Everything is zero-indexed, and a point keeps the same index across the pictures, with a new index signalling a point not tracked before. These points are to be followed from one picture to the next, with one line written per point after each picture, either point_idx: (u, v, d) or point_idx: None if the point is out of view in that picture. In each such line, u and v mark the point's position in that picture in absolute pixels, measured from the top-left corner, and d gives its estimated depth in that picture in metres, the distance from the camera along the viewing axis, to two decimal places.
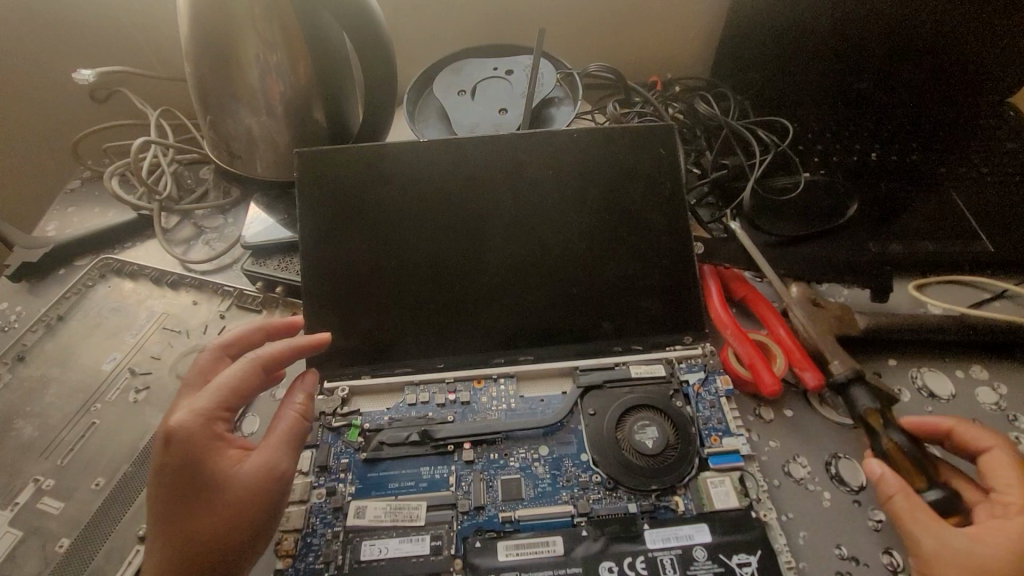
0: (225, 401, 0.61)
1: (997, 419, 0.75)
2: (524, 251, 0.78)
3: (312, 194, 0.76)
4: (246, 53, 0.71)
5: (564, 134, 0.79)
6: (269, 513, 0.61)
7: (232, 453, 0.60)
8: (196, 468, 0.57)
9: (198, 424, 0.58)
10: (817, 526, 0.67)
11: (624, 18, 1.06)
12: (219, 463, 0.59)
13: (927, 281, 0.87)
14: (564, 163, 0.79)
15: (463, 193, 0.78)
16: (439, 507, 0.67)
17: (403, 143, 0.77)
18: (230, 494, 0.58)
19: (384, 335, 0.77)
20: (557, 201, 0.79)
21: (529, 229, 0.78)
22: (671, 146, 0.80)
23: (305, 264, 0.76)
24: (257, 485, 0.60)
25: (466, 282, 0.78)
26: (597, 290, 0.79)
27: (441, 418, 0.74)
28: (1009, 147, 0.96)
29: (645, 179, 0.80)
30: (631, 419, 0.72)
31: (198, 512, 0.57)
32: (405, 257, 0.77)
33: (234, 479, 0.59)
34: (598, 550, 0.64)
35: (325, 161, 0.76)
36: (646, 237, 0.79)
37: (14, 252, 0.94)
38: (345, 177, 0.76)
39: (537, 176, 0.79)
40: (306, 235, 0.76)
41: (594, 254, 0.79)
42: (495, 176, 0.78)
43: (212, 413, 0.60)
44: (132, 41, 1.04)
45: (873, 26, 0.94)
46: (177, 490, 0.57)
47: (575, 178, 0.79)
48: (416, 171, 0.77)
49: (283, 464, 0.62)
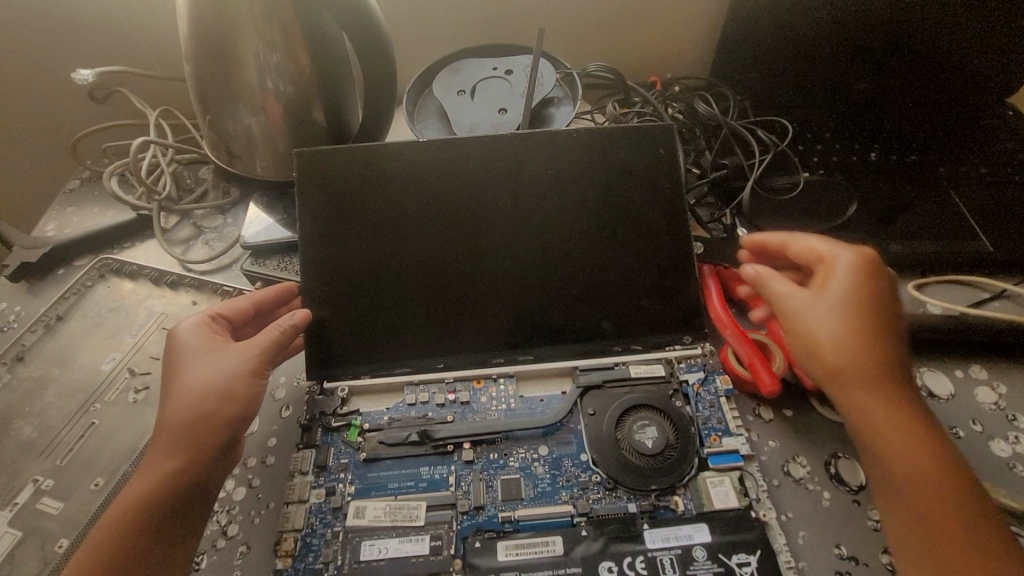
0: (216, 314, 0.75)
1: (997, 419, 0.75)
2: (523, 251, 0.78)
3: (311, 195, 0.76)
4: (245, 53, 0.71)
5: (564, 135, 0.79)
6: (235, 392, 0.67)
7: (214, 343, 0.71)
8: (181, 351, 0.69)
9: (192, 325, 0.73)
10: (817, 526, 0.67)
11: (623, 19, 1.07)
12: (202, 346, 0.70)
13: (926, 281, 0.86)
14: (564, 161, 0.79)
15: (461, 194, 0.78)
16: (439, 506, 0.68)
17: (402, 145, 0.77)
18: (205, 368, 0.67)
19: (383, 334, 0.77)
20: (557, 200, 0.79)
21: (527, 228, 0.78)
22: (671, 142, 0.80)
23: (306, 264, 0.76)
24: (222, 363, 0.68)
25: (465, 282, 0.78)
26: (597, 289, 0.79)
27: (441, 418, 0.74)
28: (1008, 147, 0.96)
29: (646, 175, 0.80)
30: (631, 419, 0.72)
31: (178, 383, 0.67)
32: (405, 256, 0.77)
33: (207, 359, 0.69)
34: (598, 550, 0.64)
35: (326, 162, 0.76)
36: (647, 234, 0.79)
37: (14, 252, 0.94)
38: (344, 178, 0.76)
39: (536, 176, 0.79)
40: (303, 235, 0.76)
41: (595, 253, 0.79)
42: (496, 176, 0.78)
43: (206, 320, 0.74)
44: (132, 41, 1.04)
45: (874, 26, 0.94)
46: (169, 364, 0.69)
47: (574, 177, 0.79)
48: (417, 171, 0.77)
49: (247, 352, 0.70)
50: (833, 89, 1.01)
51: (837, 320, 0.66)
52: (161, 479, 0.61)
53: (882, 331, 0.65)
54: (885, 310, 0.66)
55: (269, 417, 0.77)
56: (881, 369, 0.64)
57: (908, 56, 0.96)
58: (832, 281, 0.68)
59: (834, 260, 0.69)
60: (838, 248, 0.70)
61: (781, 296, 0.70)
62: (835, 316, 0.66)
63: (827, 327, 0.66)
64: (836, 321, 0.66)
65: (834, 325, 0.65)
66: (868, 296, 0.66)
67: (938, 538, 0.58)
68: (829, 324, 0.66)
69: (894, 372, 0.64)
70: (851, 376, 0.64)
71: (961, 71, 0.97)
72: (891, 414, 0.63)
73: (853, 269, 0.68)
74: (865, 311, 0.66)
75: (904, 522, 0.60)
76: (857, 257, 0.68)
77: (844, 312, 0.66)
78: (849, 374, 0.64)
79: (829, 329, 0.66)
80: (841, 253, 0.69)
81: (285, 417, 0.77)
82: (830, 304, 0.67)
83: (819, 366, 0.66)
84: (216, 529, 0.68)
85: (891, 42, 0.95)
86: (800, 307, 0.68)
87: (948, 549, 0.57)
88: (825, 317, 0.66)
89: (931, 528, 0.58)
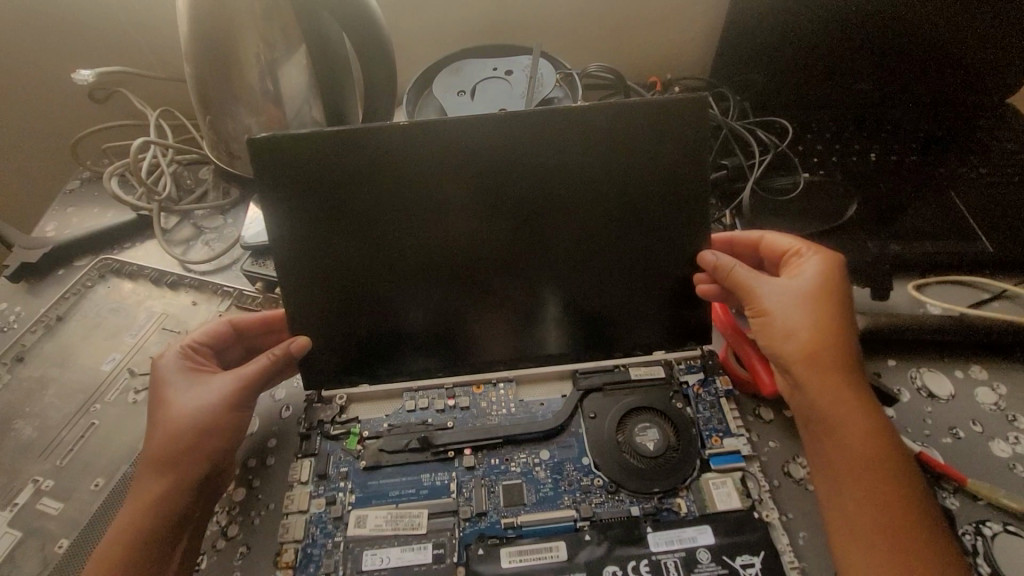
0: (198, 340, 0.76)
1: (997, 419, 0.75)
2: (520, 245, 0.73)
3: (275, 193, 0.68)
4: (246, 52, 0.71)
5: (559, 113, 0.69)
6: (216, 427, 0.68)
7: (196, 376, 0.72)
8: (163, 382, 0.71)
9: (173, 354, 0.74)
10: (818, 525, 0.67)
11: (623, 19, 1.07)
12: (183, 378, 0.71)
13: (926, 281, 0.86)
14: (561, 145, 0.70)
15: (451, 184, 0.70)
16: (440, 513, 0.68)
17: (380, 128, 0.67)
18: (185, 401, 0.69)
19: (378, 340, 0.74)
20: (556, 193, 0.71)
21: (523, 219, 0.72)
22: (686, 122, 0.70)
23: (285, 260, 0.70)
24: (203, 401, 0.69)
25: (459, 280, 0.73)
26: (608, 292, 0.75)
27: (441, 424, 0.74)
28: (1008, 147, 0.96)
29: (655, 165, 0.71)
30: (632, 422, 0.73)
31: (160, 418, 0.68)
32: (391, 252, 0.72)
33: (186, 395, 0.69)
34: (603, 554, 0.64)
35: (289, 148, 0.67)
36: (655, 230, 0.73)
37: (14, 252, 0.94)
38: (311, 168, 0.68)
39: (526, 166, 0.70)
40: (275, 237, 0.70)
41: (598, 252, 0.73)
42: (485, 162, 0.70)
43: (186, 348, 0.75)
44: (132, 42, 1.03)
45: (876, 27, 0.94)
46: (154, 396, 0.70)
47: (572, 163, 0.70)
48: (398, 160, 0.69)
49: (226, 391, 0.70)
50: (834, 90, 1.01)
51: (808, 304, 0.70)
52: (142, 513, 0.63)
53: (848, 319, 0.69)
54: (849, 303, 0.71)
55: (269, 418, 0.77)
56: (847, 355, 0.67)
57: (911, 57, 0.96)
58: (803, 273, 0.73)
59: (804, 256, 0.75)
60: (807, 246, 0.76)
61: (751, 279, 0.72)
62: (806, 301, 0.70)
63: (794, 313, 0.69)
64: (806, 305, 0.70)
65: (804, 314, 0.69)
66: (836, 290, 0.71)
67: (898, 527, 0.59)
68: (798, 308, 0.70)
69: (855, 356, 0.68)
70: (822, 354, 0.67)
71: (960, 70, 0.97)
72: (856, 402, 0.65)
73: (826, 263, 0.73)
74: (831, 299, 0.70)
75: (863, 509, 0.60)
76: (827, 254, 0.74)
77: (814, 302, 0.70)
78: (819, 354, 0.67)
79: (800, 318, 0.69)
80: (811, 252, 0.75)
81: (285, 418, 0.77)
82: (799, 292, 0.71)
83: (785, 345, 0.69)
84: (217, 530, 0.68)
85: (892, 45, 0.95)
86: (772, 293, 0.72)
87: (907, 537, 0.58)
88: (798, 302, 0.70)
89: (892, 517, 0.59)
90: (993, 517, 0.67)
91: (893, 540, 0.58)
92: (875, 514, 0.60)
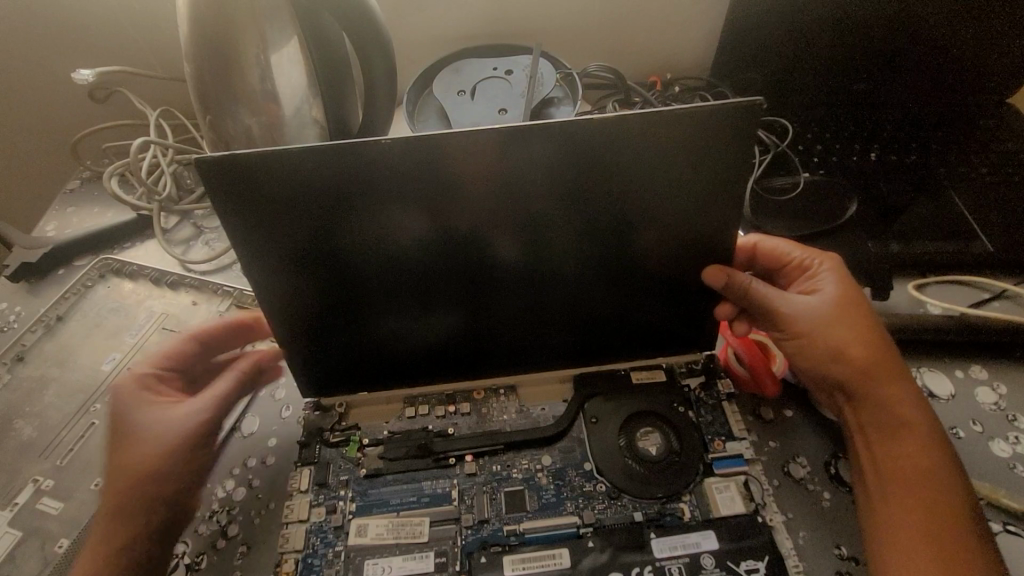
0: (159, 360, 0.73)
1: (997, 419, 0.75)
2: (529, 265, 0.67)
3: (242, 216, 0.59)
4: (247, 54, 0.70)
5: (567, 126, 0.57)
6: (188, 456, 0.67)
7: (160, 401, 0.70)
8: (127, 410, 0.68)
9: (133, 378, 0.71)
10: (819, 527, 0.66)
11: (623, 17, 1.06)
12: (145, 403, 0.69)
13: (926, 281, 0.86)
14: (569, 155, 0.59)
15: (444, 200, 0.61)
16: (441, 522, 0.68)
17: (357, 145, 0.57)
18: (152, 430, 0.67)
19: (383, 351, 0.73)
20: (565, 211, 0.63)
21: (531, 239, 0.65)
22: (716, 127, 0.58)
23: (267, 283, 0.65)
24: (171, 429, 0.67)
25: (462, 297, 0.69)
26: (609, 306, 0.72)
27: (441, 430, 0.74)
28: (1009, 147, 0.96)
29: (675, 187, 0.62)
30: (632, 428, 0.73)
31: (126, 449, 0.66)
32: (387, 275, 0.66)
33: (152, 423, 0.67)
34: (607, 561, 0.64)
35: (246, 173, 0.57)
36: (666, 254, 0.68)
37: (14, 252, 0.94)
38: (280, 194, 0.58)
39: (532, 187, 0.61)
40: (250, 261, 0.63)
41: (606, 268, 0.68)
42: (485, 177, 0.60)
43: (146, 371, 0.72)
44: (132, 42, 1.03)
45: (875, 24, 0.94)
46: (115, 425, 0.68)
47: (582, 184, 0.61)
48: (383, 179, 0.59)
49: (195, 417, 0.69)
50: (835, 91, 1.01)
51: (835, 318, 0.71)
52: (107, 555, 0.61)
53: (874, 324, 0.71)
54: (869, 308, 0.73)
55: (270, 418, 0.77)
56: (883, 359, 0.69)
57: (911, 56, 0.96)
58: (821, 287, 0.74)
59: (816, 267, 0.76)
60: (819, 254, 0.77)
61: (772, 297, 0.73)
62: (830, 315, 0.71)
63: (822, 328, 0.71)
64: (832, 320, 0.71)
65: (832, 330, 0.71)
66: (858, 302, 0.72)
67: (939, 515, 0.60)
68: (824, 324, 0.71)
69: (892, 358, 0.70)
70: (858, 361, 0.69)
71: (959, 71, 0.97)
72: (900, 407, 0.67)
73: (840, 272, 0.75)
74: (853, 309, 0.72)
75: (904, 500, 0.62)
76: (838, 263, 0.76)
77: (841, 317, 0.71)
78: (854, 361, 0.69)
79: (829, 333, 0.71)
80: (825, 261, 0.76)
81: (285, 418, 0.77)
82: (821, 306, 0.72)
83: (818, 356, 0.71)
84: (217, 530, 0.69)
85: (892, 44, 0.96)
86: (795, 309, 0.73)
87: (951, 546, 0.58)
88: (824, 318, 0.71)
89: (933, 526, 0.60)
90: (993, 517, 0.67)
91: (940, 544, 0.59)
92: (919, 509, 0.61)
